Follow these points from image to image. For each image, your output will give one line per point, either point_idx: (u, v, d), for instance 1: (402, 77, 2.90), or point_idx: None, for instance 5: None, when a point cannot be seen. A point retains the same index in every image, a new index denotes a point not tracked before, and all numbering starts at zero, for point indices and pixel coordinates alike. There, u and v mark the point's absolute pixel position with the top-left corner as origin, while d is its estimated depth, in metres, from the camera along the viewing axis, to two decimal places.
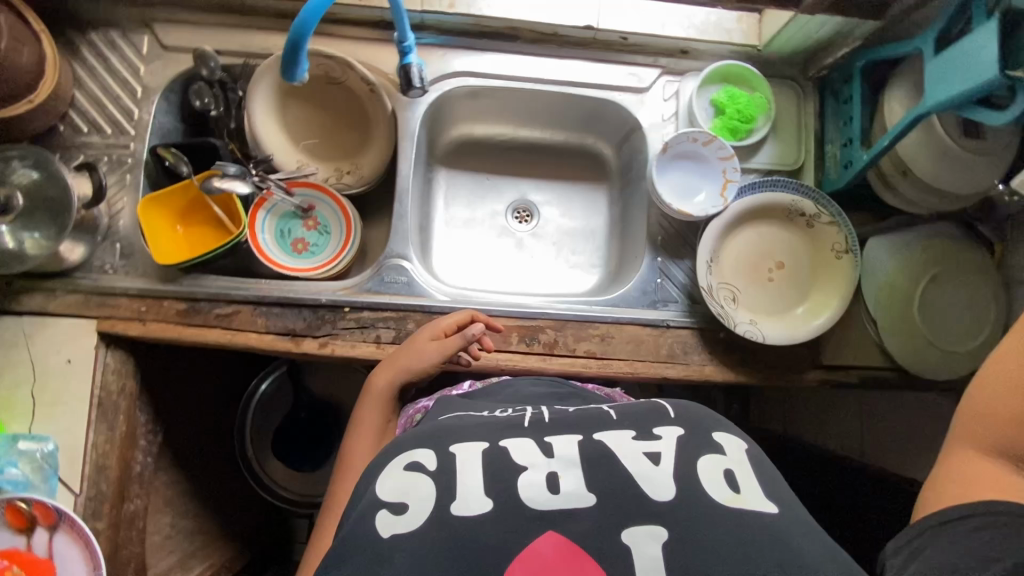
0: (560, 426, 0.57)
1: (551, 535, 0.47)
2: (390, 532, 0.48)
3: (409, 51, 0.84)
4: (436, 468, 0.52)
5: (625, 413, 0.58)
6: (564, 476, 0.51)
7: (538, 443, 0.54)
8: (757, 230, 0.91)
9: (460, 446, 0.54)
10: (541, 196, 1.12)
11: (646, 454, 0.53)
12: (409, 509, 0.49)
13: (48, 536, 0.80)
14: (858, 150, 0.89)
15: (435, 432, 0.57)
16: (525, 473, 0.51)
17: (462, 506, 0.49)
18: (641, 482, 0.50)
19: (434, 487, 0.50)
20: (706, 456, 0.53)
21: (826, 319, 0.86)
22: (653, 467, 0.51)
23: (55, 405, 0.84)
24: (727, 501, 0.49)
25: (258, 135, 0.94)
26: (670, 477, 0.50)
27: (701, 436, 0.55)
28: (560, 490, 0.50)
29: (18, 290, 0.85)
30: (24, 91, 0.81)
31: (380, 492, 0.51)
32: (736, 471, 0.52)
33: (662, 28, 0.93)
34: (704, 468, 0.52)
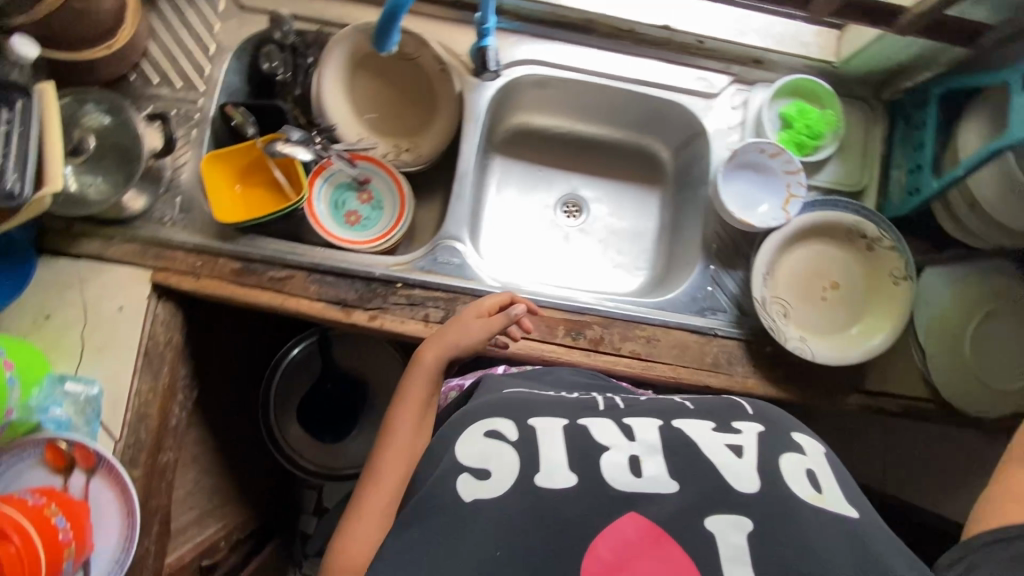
0: (635, 411, 0.66)
1: (635, 515, 0.54)
2: (472, 497, 0.55)
3: (488, 33, 0.84)
4: (517, 439, 0.60)
5: (703, 406, 0.67)
6: (645, 460, 0.58)
7: (620, 425, 0.63)
8: (816, 247, 0.90)
9: (540, 420, 0.63)
10: (592, 193, 1.11)
11: (729, 446, 0.60)
12: (493, 475, 0.57)
13: (84, 480, 0.81)
14: (927, 177, 0.87)
15: (521, 407, 0.65)
16: (609, 451, 0.59)
17: (548, 479, 0.56)
18: (726, 474, 0.57)
19: (518, 455, 0.59)
20: (786, 456, 0.60)
21: (881, 341, 0.85)
22: (736, 458, 0.58)
23: (103, 349, 0.85)
24: (810, 497, 0.56)
25: (324, 104, 0.94)
26: (753, 469, 0.57)
27: (780, 435, 0.63)
28: (644, 473, 0.57)
29: (77, 233, 0.86)
30: (104, 37, 0.81)
31: (462, 457, 0.59)
32: (815, 471, 0.59)
33: (741, 35, 0.94)
34: (787, 467, 0.58)
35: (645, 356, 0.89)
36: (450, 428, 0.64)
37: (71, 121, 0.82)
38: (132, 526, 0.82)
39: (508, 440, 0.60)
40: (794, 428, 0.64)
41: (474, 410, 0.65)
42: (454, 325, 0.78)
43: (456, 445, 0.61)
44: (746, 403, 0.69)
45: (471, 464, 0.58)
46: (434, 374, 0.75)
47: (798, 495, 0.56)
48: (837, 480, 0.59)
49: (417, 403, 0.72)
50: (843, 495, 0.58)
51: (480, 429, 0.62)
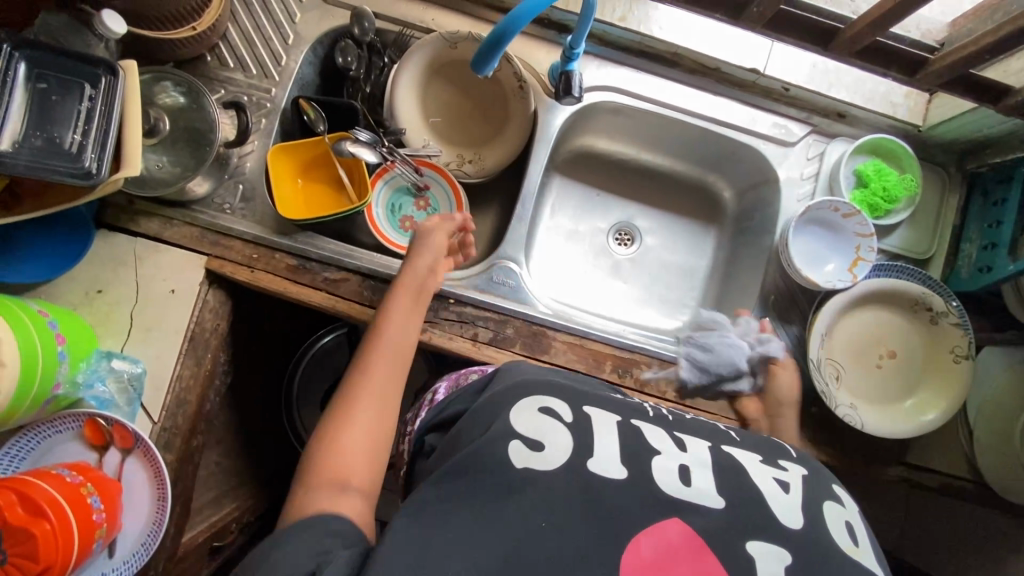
0: (683, 426, 0.64)
1: (678, 522, 0.51)
2: (523, 465, 0.53)
3: (575, 58, 0.82)
4: (572, 421, 0.58)
5: (749, 439, 0.64)
6: (695, 471, 0.55)
7: (672, 435, 0.60)
8: (876, 314, 0.88)
9: (593, 409, 0.61)
10: (647, 224, 1.10)
11: (777, 480, 0.57)
12: (544, 450, 0.54)
13: (119, 459, 0.80)
14: (1003, 256, 0.85)
15: (574, 394, 0.63)
16: (659, 455, 0.56)
17: (598, 464, 0.54)
18: (771, 504, 0.53)
19: (572, 438, 0.56)
20: (827, 504, 0.56)
21: (935, 419, 0.83)
22: (783, 493, 0.55)
23: (150, 330, 0.84)
24: (847, 550, 0.52)
25: (394, 106, 0.93)
26: (797, 506, 0.54)
27: (825, 483, 0.59)
28: (692, 483, 0.54)
29: (137, 211, 0.86)
30: (189, 17, 0.80)
31: (515, 425, 0.57)
32: (854, 523, 0.56)
33: (828, 88, 0.91)
34: (829, 513, 0.55)
35: (690, 402, 0.87)
36: (501, 402, 0.62)
37: (147, 98, 0.81)
38: (161, 510, 0.81)
39: (563, 420, 0.58)
40: (835, 478, 0.61)
41: (523, 386, 0.64)
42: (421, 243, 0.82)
43: (510, 410, 0.60)
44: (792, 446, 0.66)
45: (524, 433, 0.56)
46: (419, 283, 0.78)
47: (837, 544, 0.52)
48: (874, 540, 0.56)
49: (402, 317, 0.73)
50: (878, 556, 0.54)
51: (533, 404, 0.60)
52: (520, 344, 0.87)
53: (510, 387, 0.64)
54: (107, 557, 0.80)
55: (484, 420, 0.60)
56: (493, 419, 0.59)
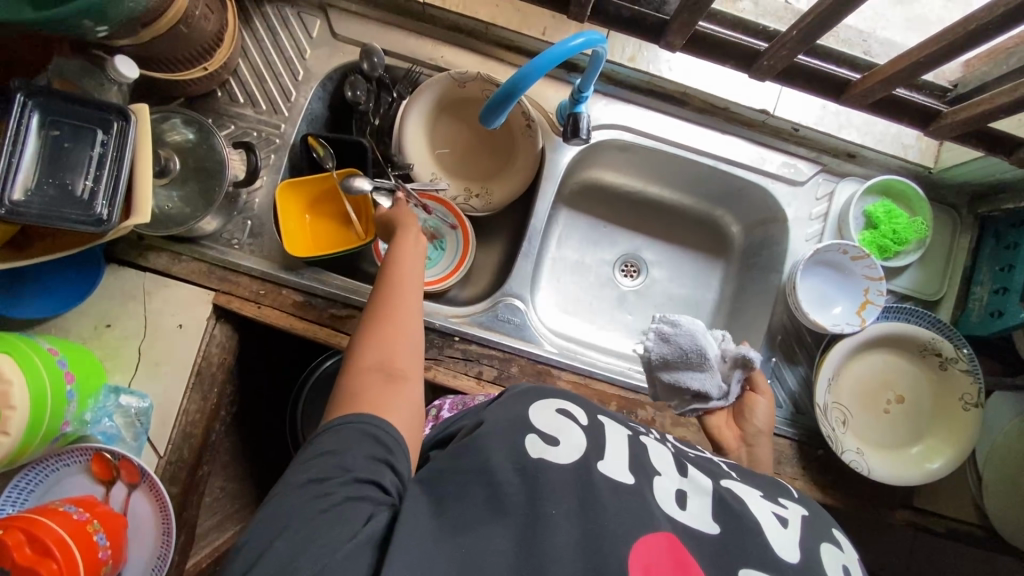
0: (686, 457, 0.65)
1: (668, 536, 0.50)
2: (538, 454, 0.55)
3: (582, 100, 0.82)
4: (587, 424, 0.61)
5: (752, 478, 0.64)
6: (692, 498, 0.56)
7: (675, 460, 0.61)
8: (884, 358, 0.87)
9: (608, 419, 0.64)
10: (654, 256, 1.09)
11: (775, 514, 0.56)
12: (560, 445, 0.57)
13: (125, 492, 0.81)
14: (1014, 302, 0.84)
15: (588, 403, 0.67)
16: (660, 477, 0.57)
17: (607, 465, 0.55)
18: (768, 535, 0.53)
19: (585, 441, 0.58)
20: (823, 545, 0.55)
21: (941, 467, 0.82)
22: (780, 526, 0.54)
23: (158, 365, 0.85)
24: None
25: (403, 140, 0.93)
26: (795, 545, 0.53)
27: (824, 528, 0.58)
28: (687, 507, 0.54)
29: (146, 246, 0.87)
30: (200, 57, 0.81)
31: (535, 422, 0.59)
32: (850, 568, 0.54)
33: (838, 129, 0.90)
34: (825, 555, 0.53)
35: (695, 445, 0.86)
36: (524, 398, 0.64)
37: (157, 136, 0.82)
38: (166, 544, 0.81)
39: (579, 422, 0.61)
40: (835, 523, 0.59)
41: (546, 391, 0.66)
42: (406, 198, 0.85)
43: (530, 407, 0.62)
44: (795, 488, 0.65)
45: (542, 429, 0.58)
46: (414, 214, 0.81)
47: None
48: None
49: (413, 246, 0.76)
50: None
51: (549, 407, 0.63)
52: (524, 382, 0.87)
53: (518, 392, 0.67)
54: None
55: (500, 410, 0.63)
56: (508, 407, 0.62)
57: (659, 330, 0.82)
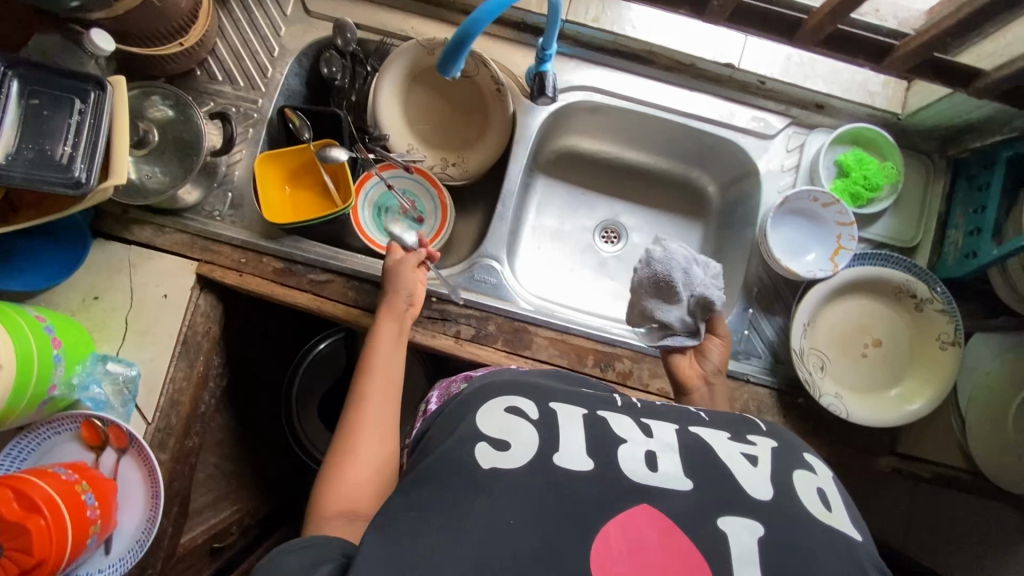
0: (653, 413, 0.63)
1: (647, 507, 0.50)
2: (491, 464, 0.53)
3: (548, 59, 0.83)
4: (537, 418, 0.58)
5: (717, 417, 0.63)
6: (661, 456, 0.55)
7: (636, 422, 0.60)
8: (860, 302, 0.88)
9: (560, 404, 0.61)
10: (633, 221, 1.11)
11: (744, 456, 0.56)
12: (512, 447, 0.55)
13: (115, 458, 0.84)
14: (987, 241, 0.84)
15: (540, 392, 0.64)
16: (625, 444, 0.56)
17: (565, 457, 0.54)
18: (740, 479, 0.53)
19: (537, 436, 0.56)
20: (796, 473, 0.56)
21: (921, 406, 0.82)
22: (751, 465, 0.55)
23: (145, 335, 0.87)
24: (819, 515, 0.52)
25: (378, 111, 0.95)
26: (767, 479, 0.54)
27: (794, 454, 0.59)
28: (658, 468, 0.54)
29: (131, 219, 0.89)
30: (176, 34, 0.84)
31: (482, 426, 0.57)
32: (826, 490, 0.55)
33: (803, 79, 0.92)
34: (799, 484, 0.55)
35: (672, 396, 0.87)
36: (471, 399, 0.63)
37: (137, 112, 0.85)
38: (154, 507, 0.84)
39: (529, 418, 0.58)
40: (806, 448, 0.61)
41: (494, 387, 0.65)
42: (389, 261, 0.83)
43: (477, 411, 0.60)
44: (760, 420, 0.65)
45: (490, 434, 0.56)
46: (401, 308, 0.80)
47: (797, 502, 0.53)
48: (846, 503, 0.56)
49: (390, 340, 0.76)
50: (851, 516, 0.54)
51: (498, 406, 0.60)
52: (502, 341, 0.88)
53: (474, 392, 0.65)
54: (104, 554, 0.83)
55: (455, 418, 0.61)
56: (461, 420, 0.60)
57: (648, 257, 0.81)
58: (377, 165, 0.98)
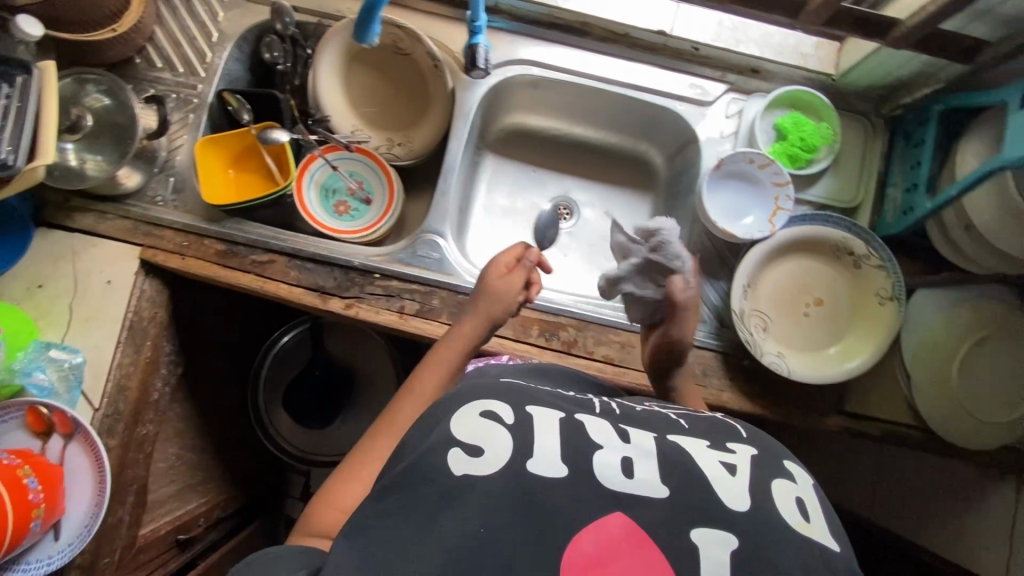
0: (632, 420, 0.57)
1: (620, 516, 0.46)
2: (462, 472, 0.48)
3: (479, 31, 0.85)
4: (513, 423, 0.51)
5: (695, 423, 0.58)
6: (638, 463, 0.50)
7: (615, 426, 0.54)
8: (799, 262, 0.89)
9: (540, 407, 0.54)
10: (585, 197, 1.11)
11: (722, 463, 0.52)
12: (485, 454, 0.49)
13: (62, 444, 0.84)
14: (921, 196, 0.85)
15: (518, 390, 0.56)
16: (601, 450, 0.51)
17: (538, 465, 0.49)
18: (716, 487, 0.49)
19: (512, 441, 0.50)
20: (775, 482, 0.51)
21: (859, 362, 0.83)
22: (728, 474, 0.51)
23: (90, 321, 0.87)
24: (796, 525, 0.48)
25: (319, 93, 0.97)
26: (745, 488, 0.49)
27: (774, 462, 0.54)
28: (634, 475, 0.49)
29: (73, 207, 0.90)
30: (108, 20, 0.85)
31: (454, 430, 0.50)
32: (806, 499, 0.51)
33: (736, 44, 0.92)
34: (776, 492, 0.50)
35: (616, 361, 0.88)
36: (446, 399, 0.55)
37: (74, 99, 0.85)
38: (102, 492, 0.84)
39: (506, 422, 0.51)
40: (787, 453, 0.56)
41: (472, 387, 0.55)
42: (490, 266, 0.75)
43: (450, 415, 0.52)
44: (739, 424, 0.60)
45: (462, 438, 0.50)
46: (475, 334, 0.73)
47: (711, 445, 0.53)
48: (826, 510, 0.52)
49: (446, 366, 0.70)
50: (830, 526, 0.50)
51: (473, 407, 0.52)
52: (446, 314, 0.88)
53: (453, 392, 0.56)
54: (53, 540, 0.83)
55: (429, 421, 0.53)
56: (434, 423, 0.52)
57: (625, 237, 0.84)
58: (320, 147, 0.98)
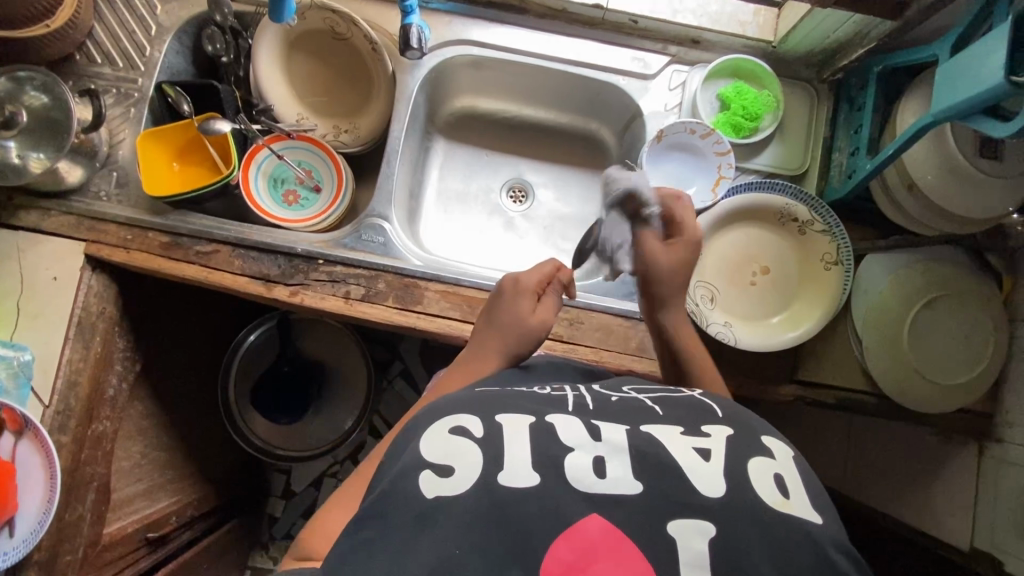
0: (607, 413, 0.55)
1: (596, 517, 0.46)
2: (434, 493, 0.47)
3: (411, 10, 0.86)
4: (482, 436, 0.50)
5: (672, 410, 0.55)
6: (610, 460, 0.49)
7: (586, 424, 0.52)
8: (746, 232, 0.88)
9: (509, 416, 0.52)
10: (539, 178, 1.10)
11: (696, 449, 0.50)
12: (455, 473, 0.48)
13: (12, 442, 0.83)
14: (862, 159, 0.84)
15: (485, 398, 0.55)
16: (572, 452, 0.49)
17: (509, 477, 0.47)
18: (691, 477, 0.47)
19: (481, 456, 0.49)
20: (753, 460, 0.49)
21: (803, 329, 0.82)
22: (702, 461, 0.48)
23: (37, 316, 0.88)
24: (776, 505, 0.46)
25: (261, 83, 0.97)
26: (719, 473, 0.48)
27: (750, 438, 0.52)
28: (606, 473, 0.48)
29: (16, 206, 0.90)
30: (42, 16, 0.84)
31: (424, 451, 0.50)
32: (785, 475, 0.49)
33: (673, 14, 0.92)
34: (754, 474, 0.48)
35: (566, 339, 0.87)
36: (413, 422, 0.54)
37: (12, 98, 0.86)
38: (53, 489, 0.83)
39: (473, 437, 0.50)
40: (765, 427, 0.54)
41: (440, 404, 0.55)
42: (519, 293, 0.72)
43: (420, 438, 0.51)
44: (715, 402, 0.58)
45: (432, 459, 0.49)
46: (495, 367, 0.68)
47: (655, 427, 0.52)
48: (808, 481, 0.50)
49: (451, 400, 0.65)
50: (813, 498, 0.48)
51: (441, 427, 0.52)
52: (392, 298, 0.88)
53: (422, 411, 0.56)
54: (8, 536, 0.82)
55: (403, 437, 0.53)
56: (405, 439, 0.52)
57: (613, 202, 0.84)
58: (264, 137, 0.97)
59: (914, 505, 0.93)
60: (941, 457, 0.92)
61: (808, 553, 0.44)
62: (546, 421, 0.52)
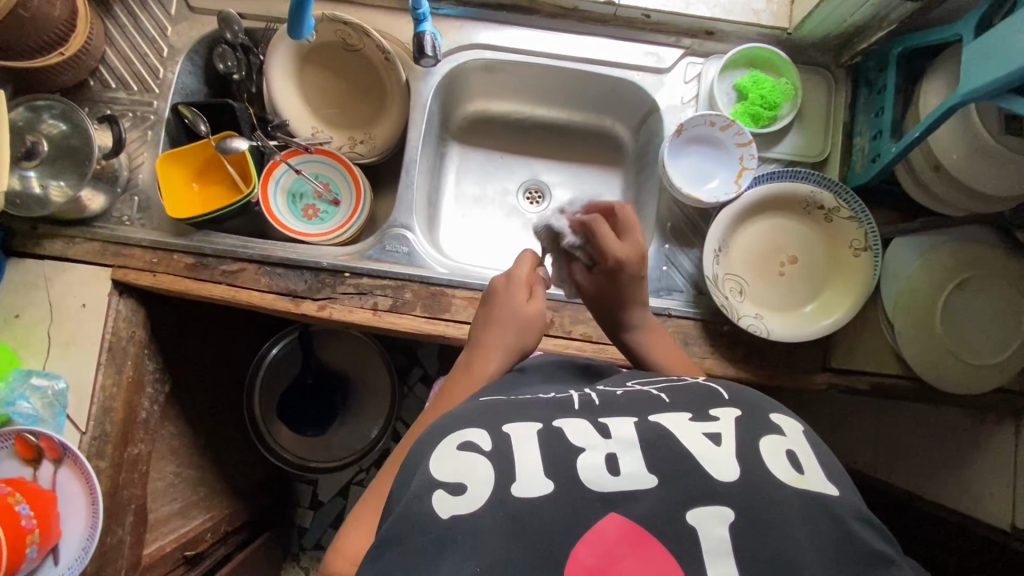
0: (615, 407, 0.54)
1: (613, 517, 0.45)
2: (448, 514, 0.47)
3: (423, 18, 0.85)
4: (492, 449, 0.50)
5: (677, 395, 0.55)
6: (623, 457, 0.49)
7: (594, 423, 0.52)
8: (770, 222, 0.88)
9: (516, 425, 0.52)
10: (554, 177, 1.10)
11: (706, 435, 0.50)
12: (467, 491, 0.48)
13: (52, 470, 0.84)
14: (886, 141, 0.83)
15: (501, 408, 0.55)
16: (583, 453, 0.49)
17: (522, 488, 0.47)
18: (703, 462, 0.47)
19: (492, 470, 0.49)
20: (763, 438, 0.50)
21: (836, 318, 0.82)
22: (713, 446, 0.48)
23: (69, 345, 0.88)
24: (792, 481, 0.46)
25: (276, 99, 0.97)
26: (730, 457, 0.48)
27: (760, 418, 0.52)
28: (619, 471, 0.48)
29: (41, 235, 0.90)
30: (56, 44, 0.84)
31: (436, 471, 0.49)
32: (797, 451, 0.49)
33: (686, 7, 0.91)
34: (765, 449, 0.49)
35: (597, 338, 0.87)
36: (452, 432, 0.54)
37: (30, 127, 0.86)
38: (96, 513, 0.83)
39: (483, 451, 0.50)
40: (773, 405, 0.55)
41: (444, 420, 0.55)
42: (513, 285, 0.72)
43: (431, 458, 0.51)
44: (720, 386, 0.58)
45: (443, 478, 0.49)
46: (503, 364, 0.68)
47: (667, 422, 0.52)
48: (822, 457, 0.50)
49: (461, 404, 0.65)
50: (827, 471, 0.48)
51: (451, 440, 0.52)
52: (420, 307, 0.88)
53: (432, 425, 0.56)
54: (54, 564, 0.83)
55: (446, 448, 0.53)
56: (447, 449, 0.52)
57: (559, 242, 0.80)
58: (281, 152, 0.97)
59: (951, 485, 0.92)
60: (977, 437, 0.91)
61: (862, 545, 0.44)
62: (555, 427, 0.52)
